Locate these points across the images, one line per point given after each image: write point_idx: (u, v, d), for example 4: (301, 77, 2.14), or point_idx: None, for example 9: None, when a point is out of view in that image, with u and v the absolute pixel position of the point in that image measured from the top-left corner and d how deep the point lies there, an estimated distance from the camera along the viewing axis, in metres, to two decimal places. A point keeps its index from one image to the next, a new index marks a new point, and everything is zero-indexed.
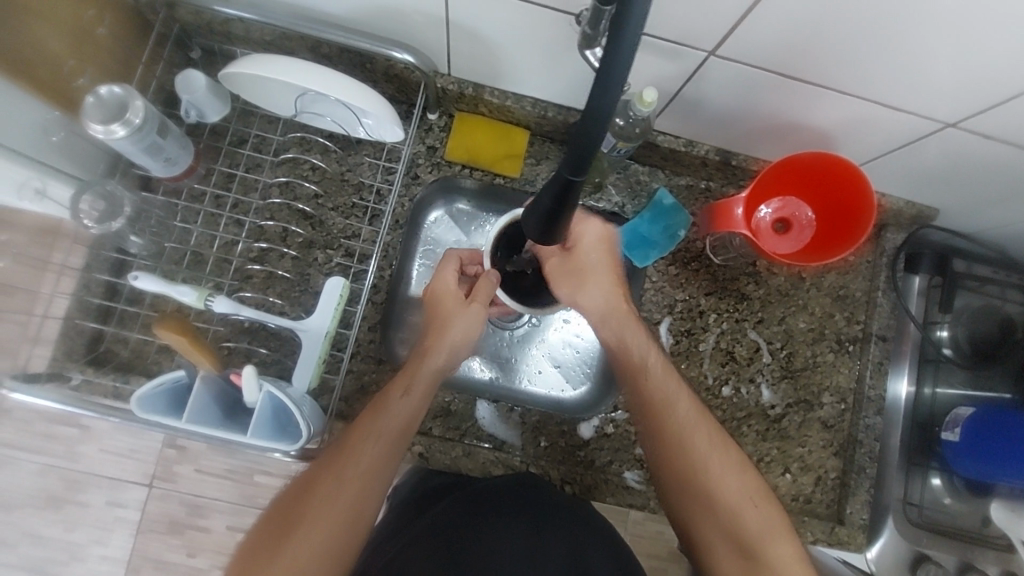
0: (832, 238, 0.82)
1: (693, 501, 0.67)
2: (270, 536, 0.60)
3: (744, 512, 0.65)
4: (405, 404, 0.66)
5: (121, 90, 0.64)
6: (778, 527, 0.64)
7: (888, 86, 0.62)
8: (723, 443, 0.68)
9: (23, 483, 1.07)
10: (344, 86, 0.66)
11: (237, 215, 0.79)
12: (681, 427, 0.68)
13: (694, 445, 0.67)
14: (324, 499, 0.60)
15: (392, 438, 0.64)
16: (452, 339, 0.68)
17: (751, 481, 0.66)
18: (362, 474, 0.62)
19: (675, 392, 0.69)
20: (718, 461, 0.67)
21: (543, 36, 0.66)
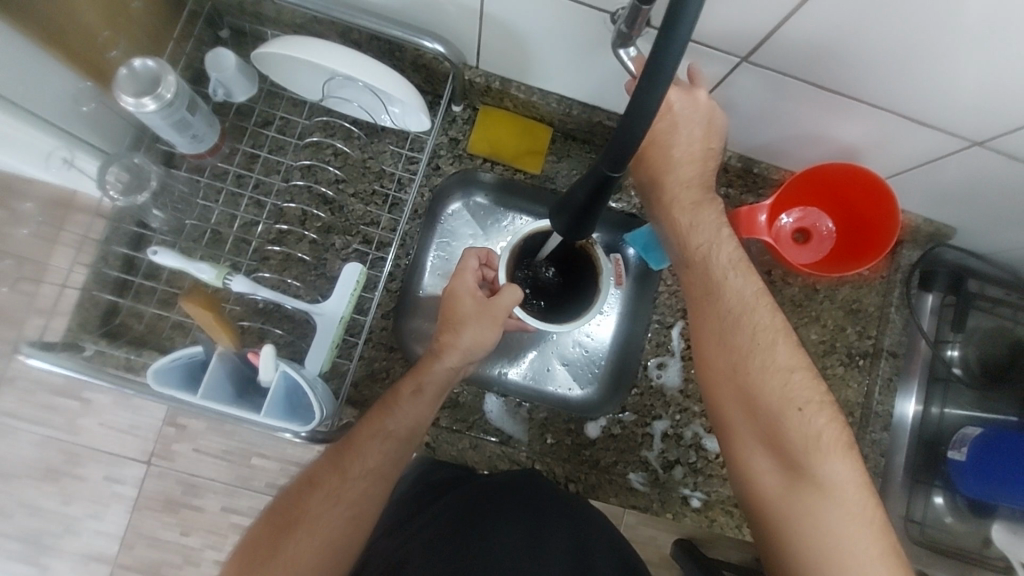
0: (850, 252, 0.83)
1: (752, 424, 0.59)
2: (272, 530, 0.59)
3: (791, 418, 0.57)
4: (413, 406, 0.66)
5: (155, 64, 0.64)
6: (847, 469, 0.55)
7: (917, 102, 0.62)
8: (798, 370, 0.59)
9: (22, 453, 1.07)
10: (375, 72, 0.67)
11: (258, 196, 0.79)
12: (747, 340, 0.60)
13: (762, 362, 0.59)
14: (328, 498, 0.60)
15: (399, 441, 0.65)
16: (465, 342, 0.66)
17: (826, 417, 0.57)
18: (368, 473, 0.62)
19: (745, 302, 0.62)
20: (765, 363, 0.59)
21: (576, 33, 0.66)
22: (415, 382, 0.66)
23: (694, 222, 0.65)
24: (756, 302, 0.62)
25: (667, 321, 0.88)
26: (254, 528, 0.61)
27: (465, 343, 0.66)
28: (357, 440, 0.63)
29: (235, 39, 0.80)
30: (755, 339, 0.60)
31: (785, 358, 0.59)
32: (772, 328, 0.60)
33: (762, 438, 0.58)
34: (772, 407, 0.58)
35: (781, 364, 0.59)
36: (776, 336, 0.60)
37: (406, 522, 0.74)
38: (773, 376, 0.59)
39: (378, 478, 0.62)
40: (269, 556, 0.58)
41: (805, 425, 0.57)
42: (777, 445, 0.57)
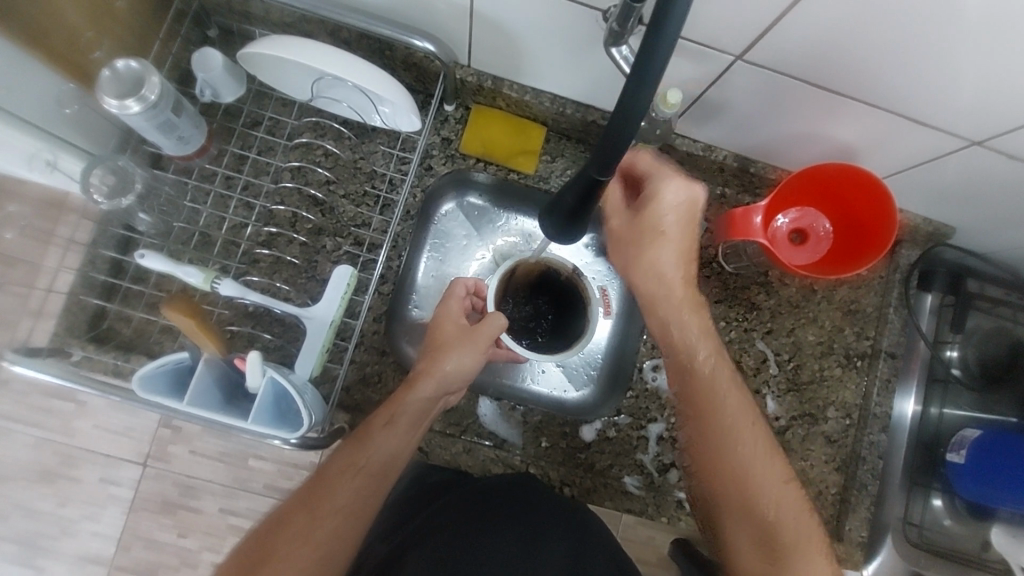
0: (848, 252, 0.82)
1: (731, 504, 0.62)
2: (245, 565, 0.58)
3: (783, 523, 0.60)
4: (389, 437, 0.62)
5: (138, 65, 0.63)
6: (813, 540, 0.60)
7: (915, 101, 0.61)
8: (770, 449, 0.63)
9: (17, 455, 1.07)
10: (364, 72, 0.65)
11: (247, 198, 0.78)
12: (749, 449, 0.62)
13: (740, 444, 0.62)
14: (298, 538, 0.58)
15: (373, 476, 0.61)
16: (441, 371, 0.65)
17: (794, 495, 0.62)
18: (339, 513, 0.59)
19: (744, 409, 0.63)
20: (763, 469, 0.62)
21: (567, 31, 0.65)
22: (388, 417, 0.63)
23: (680, 294, 0.65)
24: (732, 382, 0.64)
25: None
26: (232, 560, 0.59)
27: (442, 371, 0.65)
28: (331, 474, 0.61)
29: (223, 38, 0.79)
30: (733, 419, 0.63)
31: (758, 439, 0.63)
32: (746, 408, 0.63)
33: (740, 518, 0.61)
34: (769, 515, 0.60)
35: (778, 473, 0.62)
36: (749, 415, 0.63)
37: (400, 527, 0.73)
38: (749, 457, 0.62)
39: (351, 516, 0.59)
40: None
41: (777, 504, 0.61)
42: (771, 551, 0.60)
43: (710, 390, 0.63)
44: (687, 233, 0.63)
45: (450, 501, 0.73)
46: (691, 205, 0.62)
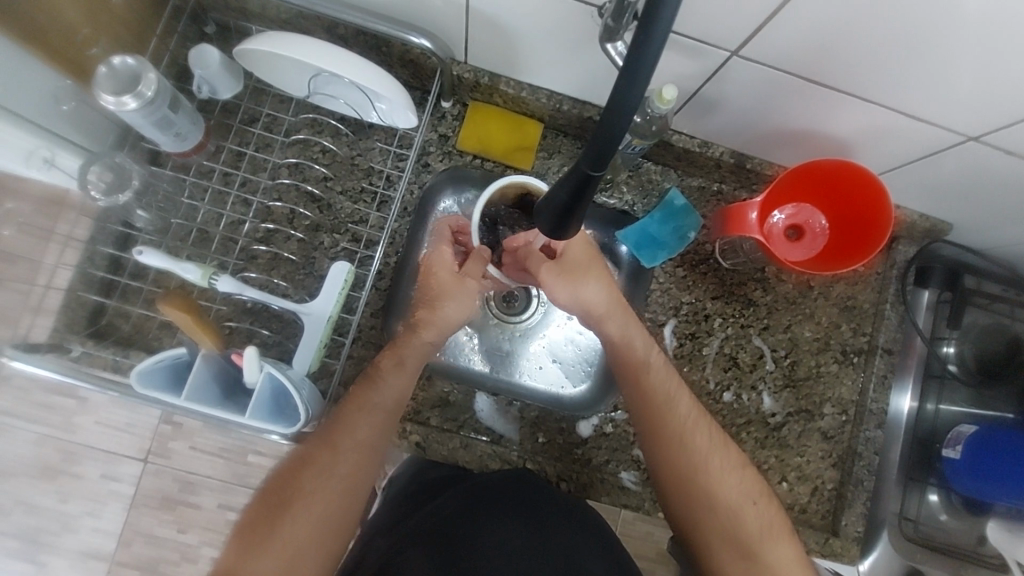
0: (844, 248, 0.82)
1: (697, 503, 0.68)
2: (266, 510, 0.58)
3: (745, 511, 0.66)
4: (397, 379, 0.66)
5: (135, 62, 0.63)
6: (777, 516, 0.67)
7: (911, 97, 0.62)
8: (723, 441, 0.70)
9: (18, 451, 1.07)
10: (361, 68, 0.65)
11: (245, 194, 0.78)
12: (702, 446, 0.69)
13: (696, 442, 0.69)
14: (322, 474, 0.59)
15: (386, 414, 0.64)
16: (443, 318, 0.69)
17: (754, 481, 0.68)
18: (360, 446, 0.62)
19: (692, 412, 0.71)
20: (718, 461, 0.68)
21: (563, 27, 0.65)
22: (395, 364, 0.66)
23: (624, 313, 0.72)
24: (679, 386, 0.72)
25: (659, 319, 0.87)
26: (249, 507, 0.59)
27: (443, 318, 0.69)
28: (344, 416, 0.62)
29: (220, 35, 0.79)
30: (684, 421, 0.70)
31: (710, 434, 0.70)
32: (695, 409, 0.71)
33: (709, 513, 0.67)
34: (732, 506, 0.67)
35: (735, 466, 0.68)
36: (699, 416, 0.71)
37: (398, 522, 0.73)
38: (706, 454, 0.68)
39: (369, 451, 0.62)
40: (268, 534, 0.56)
41: (740, 491, 0.67)
42: (738, 540, 0.66)
43: (662, 399, 0.70)
44: (594, 265, 0.72)
45: (448, 496, 0.73)
46: (591, 242, 0.73)
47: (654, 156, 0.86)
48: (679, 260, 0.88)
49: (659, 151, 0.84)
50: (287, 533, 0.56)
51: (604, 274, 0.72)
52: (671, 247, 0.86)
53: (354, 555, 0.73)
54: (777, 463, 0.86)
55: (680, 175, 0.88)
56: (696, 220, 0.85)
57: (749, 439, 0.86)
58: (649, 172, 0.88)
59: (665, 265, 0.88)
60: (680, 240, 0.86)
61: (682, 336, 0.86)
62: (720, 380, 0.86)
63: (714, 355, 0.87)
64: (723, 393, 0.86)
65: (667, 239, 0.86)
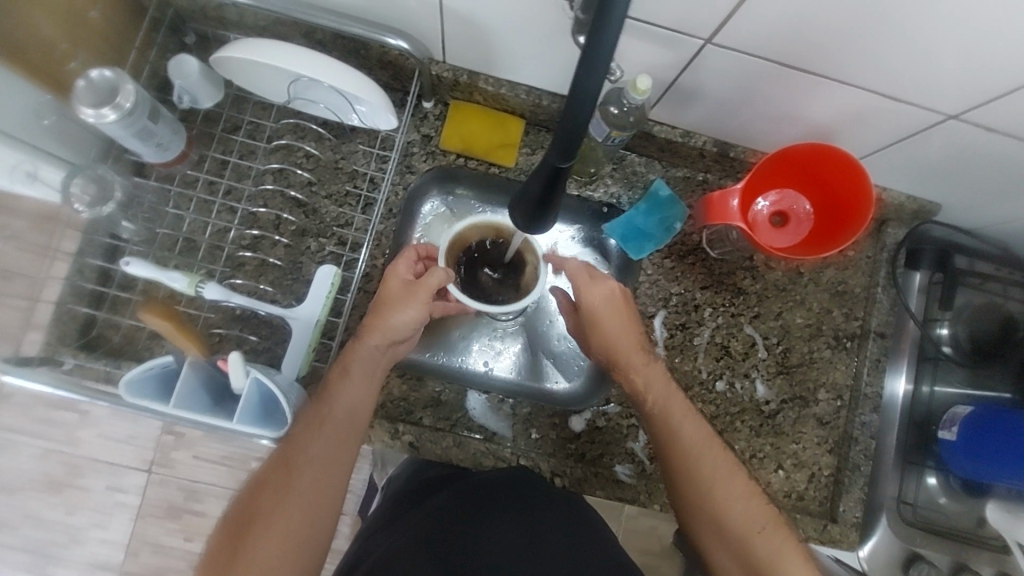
0: (827, 233, 0.81)
1: (707, 532, 0.62)
2: (231, 534, 0.56)
3: (751, 542, 0.60)
4: (351, 387, 0.65)
5: (112, 74, 0.64)
6: (791, 544, 0.59)
7: (888, 78, 0.61)
8: (732, 466, 0.63)
9: (24, 466, 1.09)
10: (337, 72, 0.66)
11: (230, 202, 0.79)
12: (706, 471, 0.63)
13: (699, 466, 0.63)
14: (280, 494, 0.58)
15: (342, 424, 0.63)
16: (388, 326, 0.68)
17: (763, 508, 0.61)
18: (315, 462, 0.60)
19: (697, 436, 0.65)
20: (724, 484, 0.62)
21: (535, 23, 0.65)
22: (382, 341, 0.68)
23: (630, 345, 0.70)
24: (684, 407, 0.67)
25: (649, 311, 0.87)
26: (212, 540, 0.57)
27: (392, 326, 0.68)
28: (298, 434, 0.61)
29: (201, 45, 0.80)
30: (688, 442, 0.64)
31: (717, 457, 0.63)
32: (701, 431, 0.65)
33: (714, 541, 0.62)
34: (738, 536, 0.60)
35: (741, 492, 0.62)
36: (709, 438, 0.65)
37: (398, 517, 0.73)
38: (708, 478, 0.62)
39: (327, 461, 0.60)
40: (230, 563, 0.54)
41: (744, 519, 0.60)
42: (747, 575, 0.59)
43: (665, 422, 0.66)
44: (616, 313, 0.71)
45: (446, 495, 0.74)
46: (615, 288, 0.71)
47: (637, 147, 0.86)
48: (666, 251, 0.88)
49: (641, 142, 0.84)
50: (248, 566, 0.54)
51: (621, 320, 0.71)
52: (658, 238, 0.86)
53: (357, 548, 0.73)
54: (773, 450, 0.86)
55: (665, 166, 0.88)
56: (680, 210, 0.85)
57: (743, 428, 0.86)
58: (634, 164, 0.88)
59: (653, 257, 0.88)
60: (667, 231, 0.86)
61: (673, 327, 0.86)
62: (713, 369, 0.86)
63: (705, 344, 0.87)
64: (715, 382, 0.86)
65: (653, 230, 0.86)
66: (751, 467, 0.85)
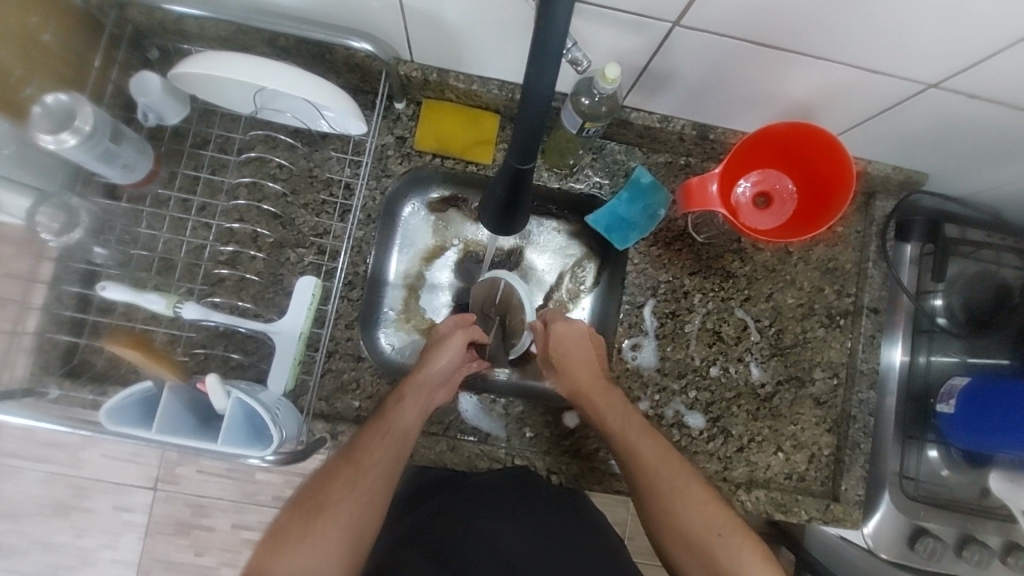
0: (813, 211, 0.79)
1: (669, 538, 0.66)
2: (297, 517, 0.61)
3: (713, 546, 0.63)
4: (408, 410, 0.70)
5: (68, 98, 0.63)
6: (750, 546, 0.63)
7: (863, 50, 0.59)
8: (690, 477, 0.67)
9: (28, 491, 1.09)
10: (299, 80, 0.64)
11: (204, 219, 0.78)
12: (665, 482, 0.67)
13: (657, 478, 0.67)
14: (347, 486, 0.63)
15: (399, 441, 0.67)
16: (433, 373, 0.73)
17: (721, 512, 0.65)
18: (378, 468, 0.65)
19: (655, 451, 0.69)
20: (681, 493, 0.66)
21: (498, 18, 0.63)
22: (414, 396, 0.71)
23: (588, 372, 0.75)
24: (641, 429, 0.71)
25: (637, 301, 0.85)
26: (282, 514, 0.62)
27: (435, 373, 0.73)
28: (365, 441, 0.66)
29: (164, 60, 0.79)
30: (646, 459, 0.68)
31: (675, 468, 0.68)
32: (658, 448, 0.69)
33: (679, 549, 0.65)
34: (699, 541, 0.64)
35: (698, 498, 0.65)
36: (664, 452, 0.69)
37: (396, 522, 0.74)
38: (668, 489, 0.66)
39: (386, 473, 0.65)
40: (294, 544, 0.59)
41: (704, 525, 0.64)
42: None
43: (624, 443, 0.70)
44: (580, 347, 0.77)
45: (448, 497, 0.74)
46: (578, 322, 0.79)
47: (616, 135, 0.85)
48: (652, 239, 0.86)
49: (619, 130, 0.83)
50: (310, 546, 0.59)
51: (580, 352, 0.76)
52: (642, 226, 0.85)
53: None
54: (772, 433, 0.85)
55: (645, 152, 0.87)
56: (663, 197, 0.85)
57: (740, 413, 0.85)
58: (615, 153, 0.86)
59: (639, 246, 0.86)
60: (651, 218, 0.85)
61: (663, 316, 0.85)
62: (706, 355, 0.85)
63: (697, 331, 0.86)
64: (710, 368, 0.85)
65: (637, 218, 0.85)
66: (750, 451, 0.84)
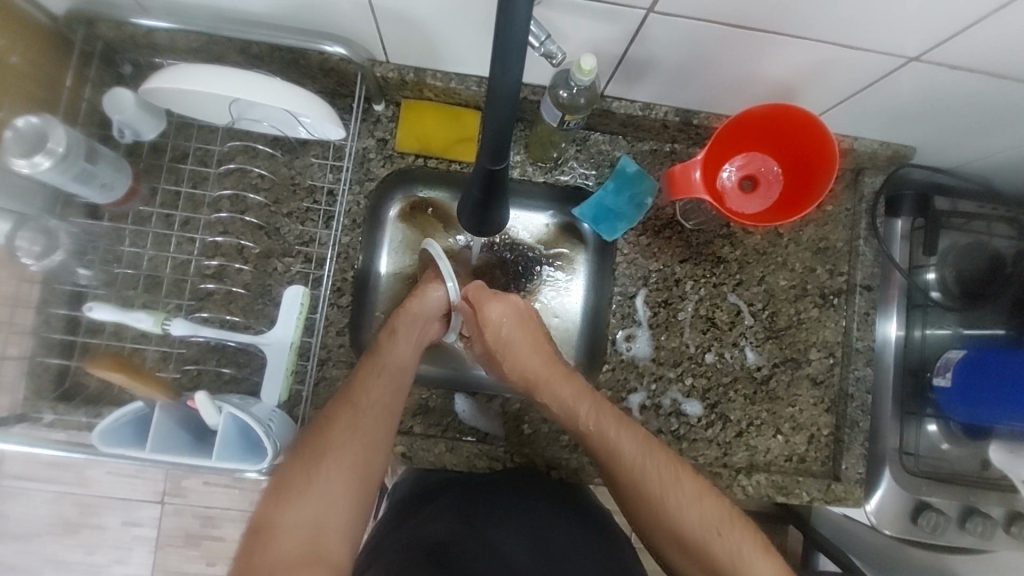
0: (799, 191, 0.78)
1: (665, 539, 0.66)
2: (298, 464, 0.61)
3: (710, 543, 0.63)
4: (400, 344, 0.73)
5: (39, 119, 0.62)
6: (748, 538, 0.63)
7: (842, 27, 0.58)
8: (679, 468, 0.67)
9: (36, 512, 1.09)
10: (273, 89, 0.63)
11: (187, 233, 0.78)
12: (653, 483, 0.66)
13: (644, 480, 0.66)
14: (346, 429, 0.64)
15: (394, 373, 0.70)
16: (427, 304, 0.76)
17: (715, 508, 0.65)
18: (375, 404, 0.67)
19: (637, 451, 0.68)
20: (673, 492, 0.65)
21: (471, 15, 0.62)
22: (406, 328, 0.74)
23: (549, 373, 0.73)
24: (619, 430, 0.69)
25: (629, 291, 0.86)
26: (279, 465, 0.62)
27: (430, 303, 0.76)
28: (360, 380, 0.68)
29: (138, 75, 0.78)
30: (629, 462, 0.67)
31: (660, 466, 0.67)
32: (639, 447, 0.68)
33: (678, 549, 0.65)
34: (697, 541, 0.64)
35: (690, 496, 0.65)
36: (647, 449, 0.68)
37: (394, 529, 0.72)
38: (658, 490, 0.66)
39: (385, 410, 0.66)
40: (296, 494, 0.59)
41: (701, 524, 0.64)
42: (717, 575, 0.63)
43: (602, 448, 0.69)
44: (526, 336, 0.75)
45: (450, 499, 0.74)
46: (518, 306, 0.77)
47: (599, 125, 0.84)
48: (640, 228, 0.86)
49: (602, 120, 0.82)
50: (314, 491, 0.59)
51: (535, 347, 0.75)
52: (631, 216, 0.84)
53: (361, 559, 0.70)
54: (770, 416, 0.85)
55: (629, 141, 0.86)
56: (650, 184, 0.84)
57: (737, 397, 0.85)
58: (598, 143, 0.86)
59: (628, 236, 0.86)
60: (638, 208, 0.85)
61: (656, 305, 0.85)
62: (700, 342, 0.85)
63: (690, 318, 0.85)
64: (704, 354, 0.85)
65: (624, 209, 0.84)
66: (749, 436, 0.84)
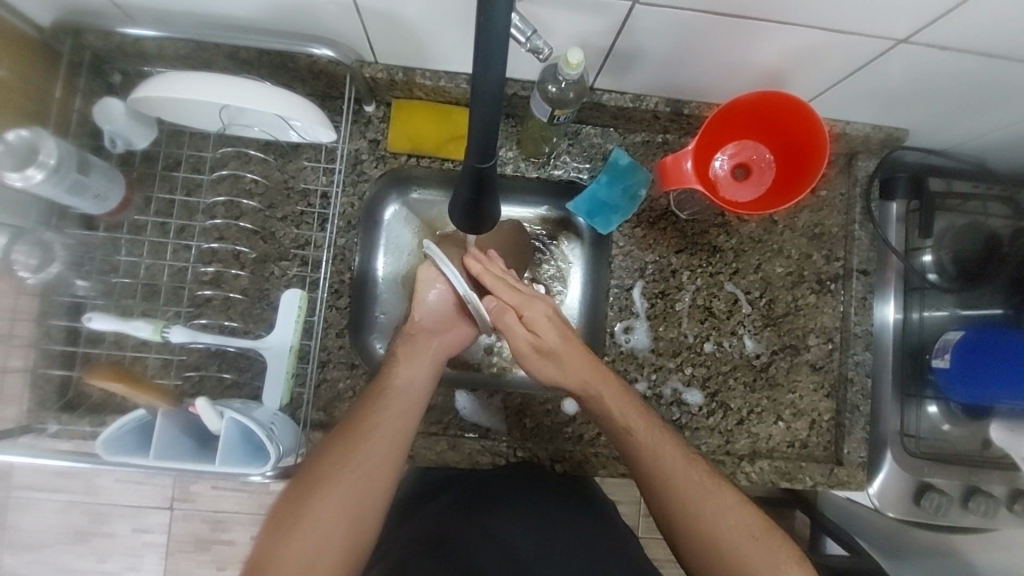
0: (791, 178, 0.78)
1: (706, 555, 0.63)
2: (300, 490, 0.60)
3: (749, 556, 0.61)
4: (411, 364, 0.70)
5: (29, 132, 0.62)
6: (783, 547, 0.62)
7: (828, 13, 0.58)
8: (720, 486, 0.65)
9: (47, 521, 1.10)
10: (260, 94, 0.63)
11: (183, 240, 0.78)
12: (698, 496, 0.64)
13: (688, 493, 0.64)
14: (348, 458, 0.62)
15: (405, 397, 0.67)
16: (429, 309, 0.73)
17: (755, 516, 0.64)
18: (382, 433, 0.64)
19: (682, 463, 0.66)
20: (716, 507, 0.63)
21: (456, 13, 0.62)
22: (409, 344, 0.71)
23: (595, 381, 0.69)
24: (666, 441, 0.67)
25: (626, 284, 0.86)
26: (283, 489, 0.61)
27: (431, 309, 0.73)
28: (368, 400, 0.66)
29: (127, 84, 0.78)
30: (675, 475, 0.65)
31: (701, 479, 0.65)
32: (684, 459, 0.66)
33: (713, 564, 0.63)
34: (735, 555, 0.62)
35: (730, 507, 0.64)
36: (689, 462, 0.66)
37: (395, 530, 0.74)
38: (700, 503, 0.64)
39: (392, 437, 0.64)
40: (295, 521, 0.58)
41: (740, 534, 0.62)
42: None
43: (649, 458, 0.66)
44: (571, 346, 0.69)
45: (449, 497, 0.75)
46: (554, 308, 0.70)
47: (590, 119, 0.84)
48: (635, 220, 0.86)
49: (593, 113, 0.82)
50: (313, 519, 0.59)
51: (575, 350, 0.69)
52: (624, 209, 0.84)
53: None
54: (771, 403, 0.85)
55: (621, 133, 0.86)
56: (643, 175, 0.84)
57: (738, 385, 0.85)
58: (590, 137, 0.86)
59: (623, 228, 0.86)
60: (632, 200, 0.84)
61: (653, 296, 0.85)
62: (699, 332, 0.85)
63: (688, 308, 0.86)
64: (703, 344, 0.85)
65: (618, 201, 0.84)
66: (750, 423, 0.85)
